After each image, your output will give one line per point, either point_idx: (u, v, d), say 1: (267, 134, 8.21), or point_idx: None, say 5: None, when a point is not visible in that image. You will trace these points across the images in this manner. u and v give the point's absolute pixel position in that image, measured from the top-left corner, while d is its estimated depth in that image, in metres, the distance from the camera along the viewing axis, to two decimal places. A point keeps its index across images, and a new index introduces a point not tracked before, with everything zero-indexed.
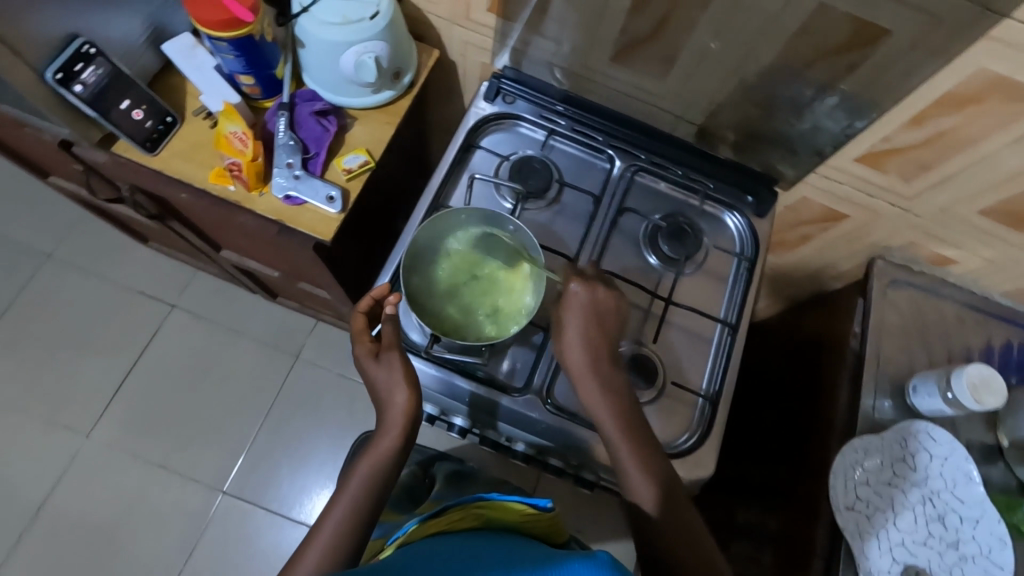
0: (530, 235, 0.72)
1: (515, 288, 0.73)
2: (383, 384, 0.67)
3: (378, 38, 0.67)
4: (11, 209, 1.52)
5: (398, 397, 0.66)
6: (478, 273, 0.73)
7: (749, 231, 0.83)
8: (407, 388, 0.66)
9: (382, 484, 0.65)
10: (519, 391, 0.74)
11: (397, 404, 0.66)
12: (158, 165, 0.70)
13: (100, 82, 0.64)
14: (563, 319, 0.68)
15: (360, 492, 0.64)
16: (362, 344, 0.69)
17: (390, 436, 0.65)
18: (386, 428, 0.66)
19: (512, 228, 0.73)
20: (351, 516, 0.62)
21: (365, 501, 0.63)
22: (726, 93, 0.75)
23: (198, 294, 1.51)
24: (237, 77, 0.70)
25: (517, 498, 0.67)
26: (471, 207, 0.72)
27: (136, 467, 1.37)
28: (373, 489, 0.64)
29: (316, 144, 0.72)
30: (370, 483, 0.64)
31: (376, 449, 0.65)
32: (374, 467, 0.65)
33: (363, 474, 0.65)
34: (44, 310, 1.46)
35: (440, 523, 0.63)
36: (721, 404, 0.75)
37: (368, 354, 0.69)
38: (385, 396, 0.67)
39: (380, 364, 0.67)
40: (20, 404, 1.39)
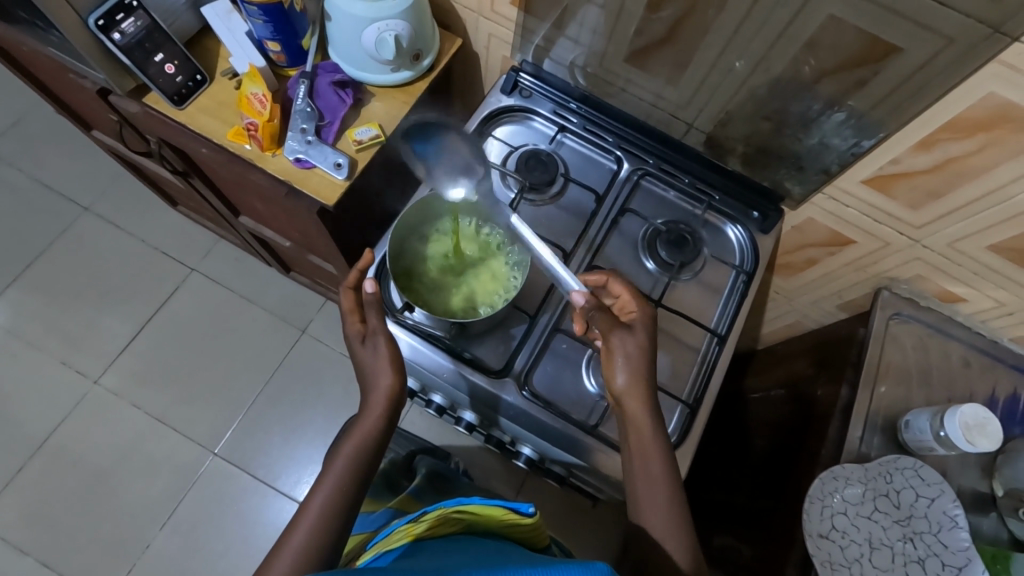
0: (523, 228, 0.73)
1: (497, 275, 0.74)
2: (369, 367, 0.68)
3: (401, 19, 0.70)
4: (58, 160, 1.62)
5: (382, 380, 0.67)
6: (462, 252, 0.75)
7: (750, 244, 0.83)
8: (392, 373, 0.67)
9: (367, 464, 0.66)
10: (498, 373, 0.74)
11: (381, 387, 0.67)
12: (183, 119, 0.74)
13: (138, 33, 0.69)
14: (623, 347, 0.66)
15: (345, 472, 0.63)
16: (352, 324, 0.70)
17: (373, 416, 0.67)
18: (368, 407, 0.67)
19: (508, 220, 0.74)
20: (337, 496, 0.61)
21: (352, 478, 0.63)
22: (737, 102, 0.75)
23: (218, 260, 1.57)
24: (265, 43, 0.73)
25: (498, 500, 0.63)
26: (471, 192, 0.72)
27: (136, 418, 1.42)
28: (358, 468, 0.64)
29: (331, 114, 0.75)
30: (356, 460, 0.64)
31: (360, 428, 0.67)
32: (360, 446, 0.65)
33: (348, 455, 0.65)
34: (75, 258, 1.54)
35: (419, 527, 0.62)
36: (699, 413, 0.74)
37: (357, 336, 0.70)
38: (371, 377, 0.68)
39: (365, 347, 0.69)
40: (40, 342, 1.46)
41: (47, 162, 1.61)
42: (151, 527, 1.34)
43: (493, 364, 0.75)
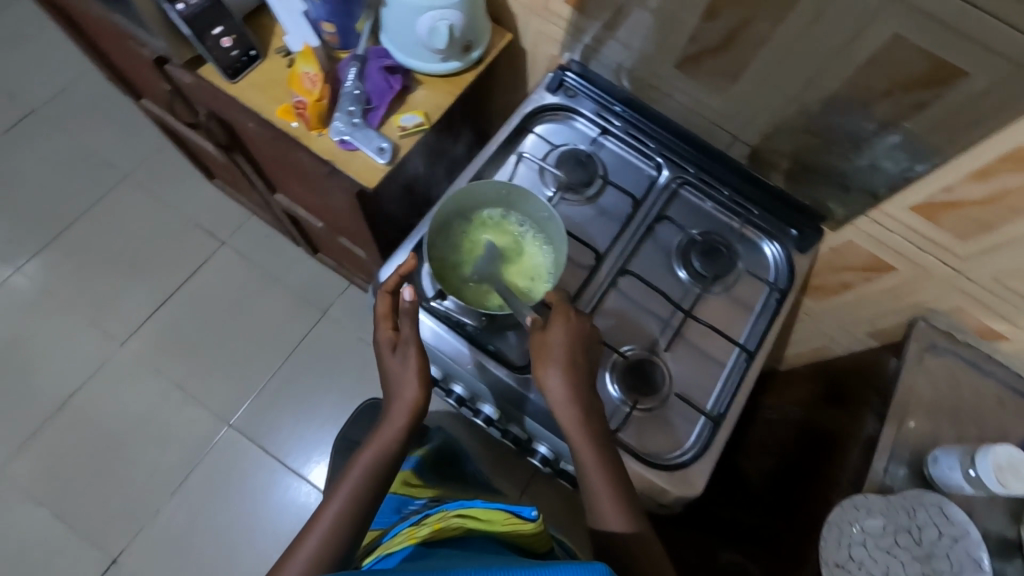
0: (561, 225, 0.71)
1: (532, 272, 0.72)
2: (395, 376, 0.69)
3: (456, 9, 0.71)
4: (104, 127, 1.66)
5: (409, 390, 0.68)
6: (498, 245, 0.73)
7: (786, 262, 0.81)
8: (418, 386, 0.68)
9: (383, 473, 0.68)
10: (521, 368, 0.74)
11: (405, 399, 0.68)
12: (233, 92, 0.76)
13: (200, 5, 0.70)
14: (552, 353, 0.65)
15: (363, 479, 0.66)
16: (385, 331, 0.70)
17: (395, 427, 0.69)
18: (390, 418, 0.69)
19: (546, 216, 0.72)
20: (351, 505, 0.64)
21: (368, 487, 0.66)
22: (785, 113, 0.72)
23: (248, 236, 1.60)
24: (320, 23, 0.74)
25: (500, 505, 0.67)
26: (511, 183, 0.71)
27: (157, 383, 1.45)
28: (378, 475, 0.67)
29: (378, 98, 0.75)
30: (376, 468, 0.67)
31: (380, 438, 0.69)
32: (380, 454, 0.68)
33: (367, 463, 0.67)
34: (111, 223, 1.58)
35: (422, 529, 0.66)
36: (722, 427, 0.72)
37: (387, 344, 0.70)
38: (396, 388, 0.69)
39: (396, 356, 0.69)
40: (71, 303, 1.50)
41: (93, 127, 1.66)
42: (163, 491, 1.37)
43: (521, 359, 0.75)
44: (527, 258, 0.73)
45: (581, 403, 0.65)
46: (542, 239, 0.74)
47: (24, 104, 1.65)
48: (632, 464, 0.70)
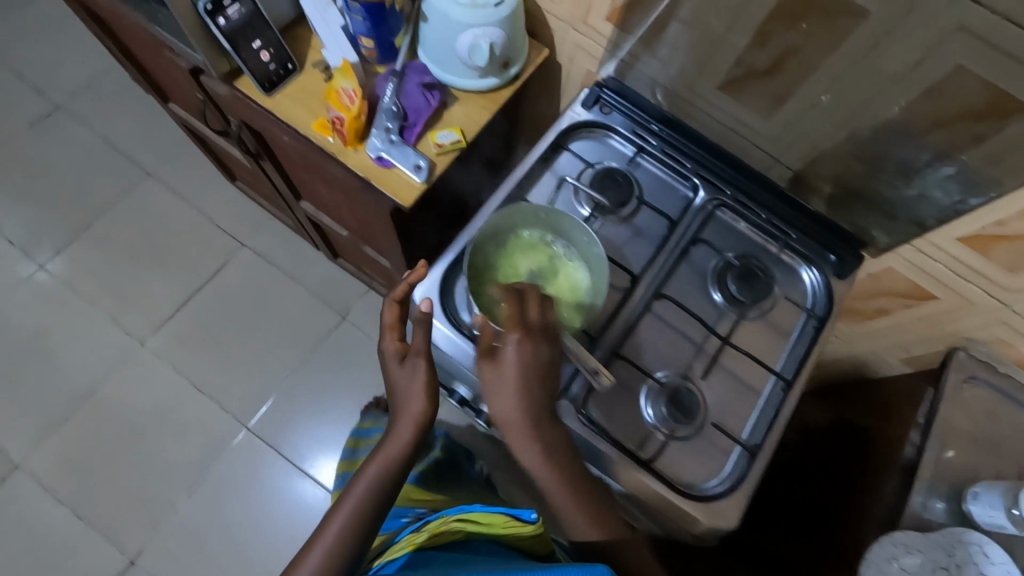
0: (602, 250, 0.71)
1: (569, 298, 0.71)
2: (402, 389, 0.66)
3: (497, 26, 0.70)
4: (123, 122, 1.63)
5: (416, 403, 0.65)
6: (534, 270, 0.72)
7: (824, 289, 0.79)
8: (425, 398, 0.66)
9: (386, 490, 0.64)
10: None
11: (411, 411, 0.65)
12: (270, 105, 0.75)
13: (241, 19, 0.70)
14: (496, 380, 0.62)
15: (365, 498, 0.63)
16: (392, 341, 0.68)
17: (400, 444, 0.65)
18: (396, 431, 0.65)
19: (586, 241, 0.71)
20: (356, 522, 0.61)
21: (371, 507, 0.63)
22: (833, 142, 0.70)
23: (267, 236, 1.58)
24: (359, 39, 0.73)
25: (500, 509, 0.65)
26: (552, 207, 0.71)
27: (175, 383, 1.44)
28: (382, 494, 0.64)
29: (415, 114, 0.74)
30: (377, 487, 0.63)
31: (383, 453, 0.65)
32: (384, 469, 0.64)
33: (371, 476, 0.64)
34: (133, 219, 1.56)
35: (422, 535, 0.63)
36: (759, 459, 0.71)
37: (395, 354, 0.68)
38: (403, 400, 0.66)
39: (403, 367, 0.67)
40: (93, 296, 1.48)
41: (114, 121, 1.62)
42: (180, 492, 1.37)
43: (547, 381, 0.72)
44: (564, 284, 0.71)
45: (533, 421, 0.62)
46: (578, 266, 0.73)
47: (48, 97, 1.62)
48: (664, 492, 0.69)
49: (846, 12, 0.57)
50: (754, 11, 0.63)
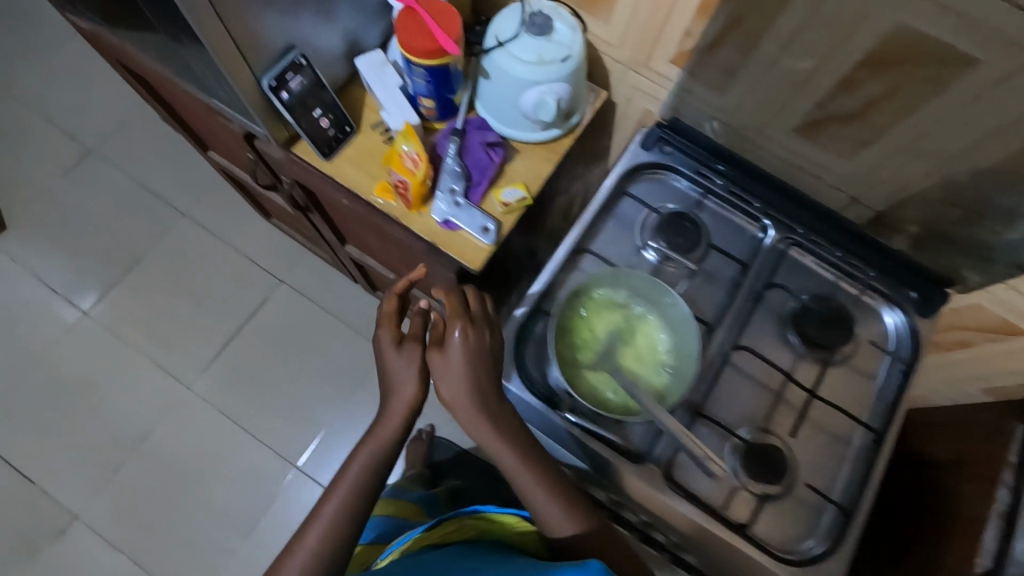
0: (687, 310, 0.69)
1: (653, 365, 0.69)
2: (397, 373, 0.68)
3: (563, 81, 0.67)
4: (155, 163, 1.63)
5: (407, 390, 0.67)
6: (617, 335, 0.70)
7: (910, 332, 0.76)
8: (417, 382, 0.67)
9: (378, 473, 0.67)
10: (641, 458, 0.68)
11: (404, 395, 0.67)
12: (329, 169, 0.73)
13: (302, 89, 0.68)
14: (447, 363, 0.65)
15: (359, 482, 0.65)
16: (387, 329, 0.70)
17: (391, 427, 0.67)
18: (388, 416, 0.68)
19: (670, 302, 0.70)
20: (348, 506, 0.64)
21: (362, 492, 0.65)
22: (926, 187, 0.68)
23: (305, 271, 1.57)
24: (420, 99, 0.71)
25: (511, 510, 0.70)
26: (631, 270, 0.70)
27: (223, 426, 1.44)
28: (373, 480, 0.66)
29: (480, 174, 0.72)
30: (369, 472, 0.66)
31: (377, 436, 0.67)
32: (376, 453, 0.67)
33: (364, 460, 0.66)
34: (172, 262, 1.56)
35: (432, 535, 0.67)
36: (855, 519, 0.69)
37: (390, 341, 0.69)
38: (395, 385, 0.68)
39: (397, 354, 0.69)
40: (136, 342, 1.49)
41: (147, 164, 1.62)
42: (235, 536, 1.38)
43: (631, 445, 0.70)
44: (648, 350, 0.69)
45: (489, 406, 0.65)
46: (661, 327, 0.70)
47: (81, 143, 1.62)
48: (758, 556, 0.67)
49: (952, 59, 0.54)
50: (844, 56, 0.60)
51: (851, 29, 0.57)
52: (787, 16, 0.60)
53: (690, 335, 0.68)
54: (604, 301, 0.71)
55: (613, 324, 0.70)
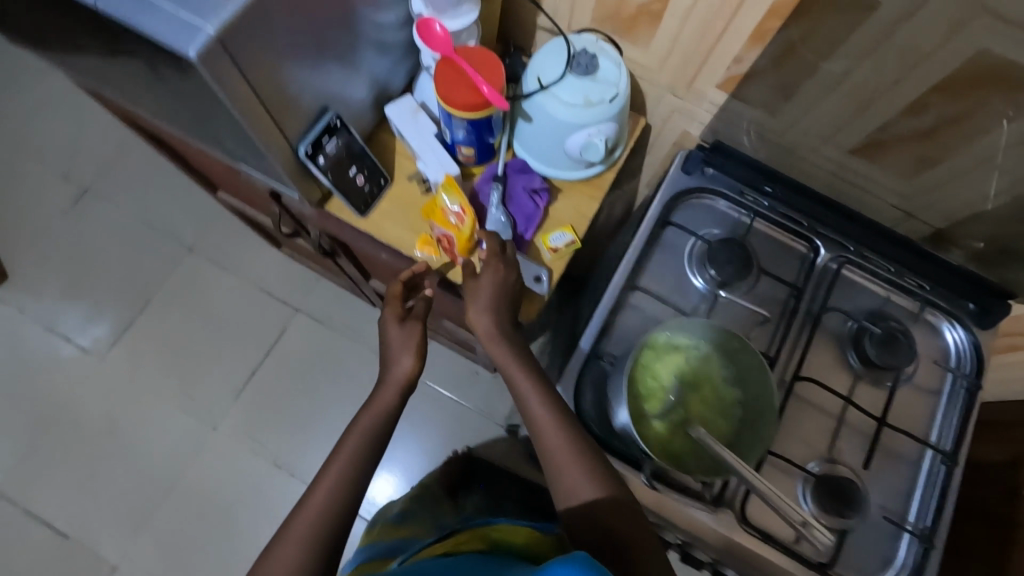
0: (757, 354, 0.66)
1: (725, 413, 0.66)
2: (396, 343, 0.67)
3: (610, 120, 0.64)
4: (155, 197, 1.56)
5: (404, 362, 0.66)
6: (685, 386, 0.66)
7: (972, 348, 0.74)
8: (414, 353, 0.66)
9: (379, 439, 0.63)
10: (714, 501, 0.67)
11: (403, 365, 0.66)
12: (366, 226, 0.70)
13: (337, 151, 0.64)
14: (471, 299, 0.65)
15: (355, 456, 0.61)
16: (392, 306, 0.69)
17: (391, 393, 0.65)
18: (386, 385, 0.66)
19: (735, 346, 0.67)
20: (349, 468, 0.60)
21: (355, 470, 0.60)
22: (995, 207, 0.67)
23: (321, 298, 1.50)
24: (458, 147, 0.68)
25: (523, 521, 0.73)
26: (692, 319, 0.68)
27: (254, 463, 1.39)
28: (369, 454, 0.62)
29: (526, 222, 0.70)
30: (365, 446, 0.62)
31: (377, 404, 0.65)
32: (376, 420, 0.64)
33: (365, 426, 0.63)
34: (183, 298, 1.50)
35: (446, 543, 0.69)
36: (934, 547, 0.68)
37: (394, 316, 0.68)
38: (395, 355, 0.66)
39: (399, 325, 0.68)
40: (157, 382, 1.44)
41: (147, 198, 1.55)
42: None
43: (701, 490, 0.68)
44: (720, 398, 0.66)
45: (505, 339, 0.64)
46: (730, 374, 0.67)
47: (77, 182, 1.55)
48: None
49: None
50: (916, 79, 0.56)
51: (926, 54, 0.54)
52: (853, 39, 0.57)
53: (763, 380, 0.65)
54: (666, 353, 0.67)
55: (679, 375, 0.67)
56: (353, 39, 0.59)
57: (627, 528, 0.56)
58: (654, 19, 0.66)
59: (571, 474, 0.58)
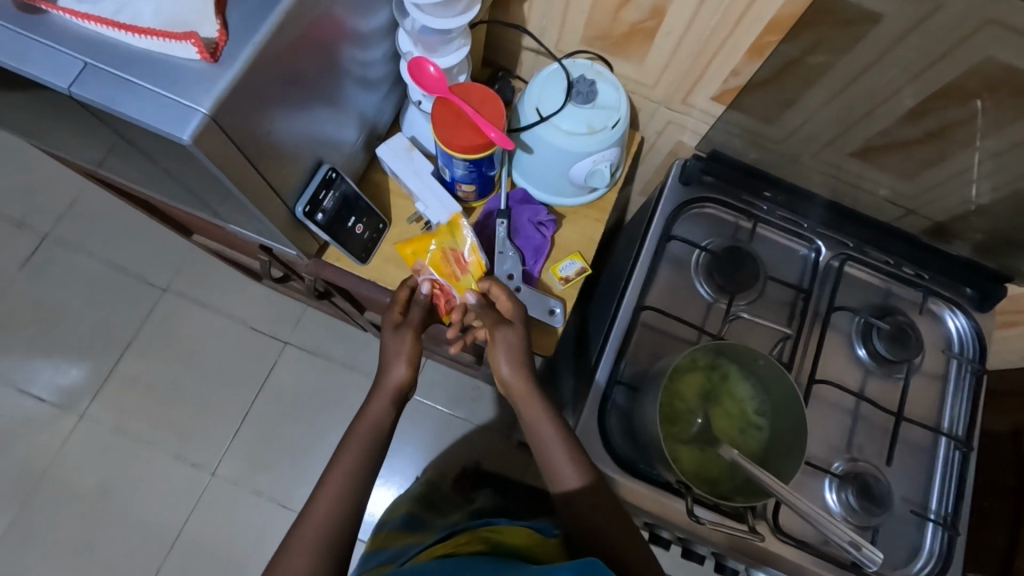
0: (785, 372, 0.64)
1: (747, 429, 0.66)
2: (390, 351, 0.64)
3: (614, 146, 0.64)
4: (114, 236, 1.41)
5: (397, 371, 0.64)
6: (710, 405, 0.66)
7: (974, 334, 0.76)
8: (405, 362, 0.64)
9: (374, 456, 0.62)
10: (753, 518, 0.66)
11: (393, 377, 0.64)
12: (369, 274, 0.69)
13: (335, 204, 0.61)
14: (500, 326, 0.63)
15: (353, 470, 0.60)
16: (391, 313, 0.66)
17: (382, 405, 0.64)
18: (376, 393, 0.65)
19: (760, 362, 0.65)
20: (348, 490, 0.59)
21: (355, 481, 0.60)
22: (993, 201, 0.71)
23: (311, 328, 1.40)
24: (458, 185, 0.66)
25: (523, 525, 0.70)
26: (715, 341, 0.65)
27: (261, 507, 1.28)
28: (368, 464, 0.61)
29: (535, 255, 0.70)
30: (362, 459, 0.61)
31: (370, 415, 0.63)
32: (370, 438, 0.62)
33: (359, 441, 0.62)
34: (164, 344, 1.36)
35: (446, 546, 0.67)
36: (959, 532, 0.70)
37: (391, 323, 0.66)
38: (387, 360, 0.65)
39: (394, 334, 0.64)
40: (151, 437, 1.30)
41: (107, 238, 1.41)
42: None
43: (743, 513, 0.66)
44: (744, 415, 0.66)
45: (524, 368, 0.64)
46: (751, 389, 0.67)
47: (34, 231, 1.40)
48: None
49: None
50: (923, 85, 0.61)
51: (939, 55, 0.57)
52: (862, 52, 0.61)
53: (791, 399, 0.64)
54: (692, 373, 0.66)
55: (702, 394, 0.66)
56: (339, 80, 0.55)
57: (613, 527, 0.59)
58: (648, 36, 0.68)
59: (563, 478, 0.61)
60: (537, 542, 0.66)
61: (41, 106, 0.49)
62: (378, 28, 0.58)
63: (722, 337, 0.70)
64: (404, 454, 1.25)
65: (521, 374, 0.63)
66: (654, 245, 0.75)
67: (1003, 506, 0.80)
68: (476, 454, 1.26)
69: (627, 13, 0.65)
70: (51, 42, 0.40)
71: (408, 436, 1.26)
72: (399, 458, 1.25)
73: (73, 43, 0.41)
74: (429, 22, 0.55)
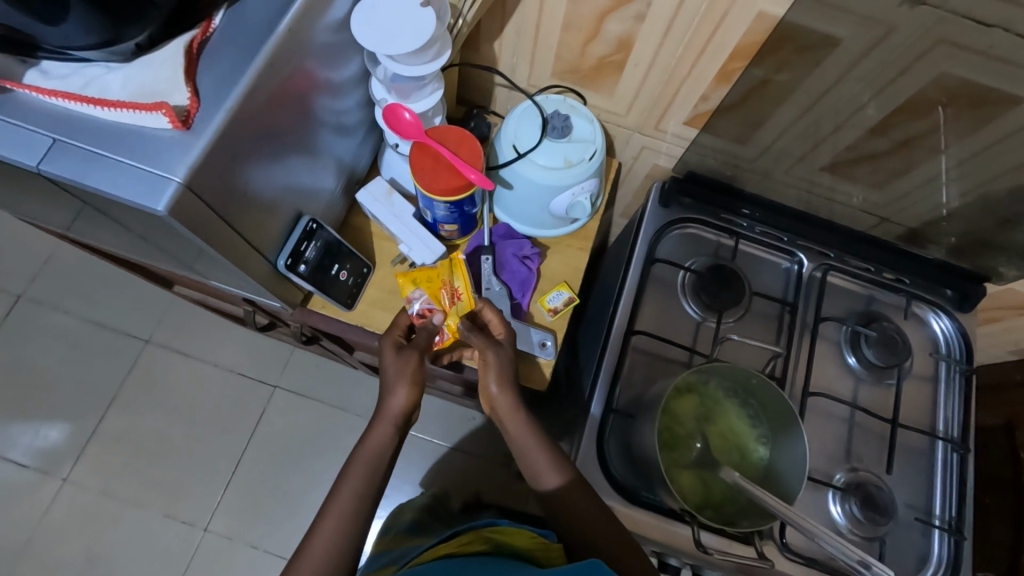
0: (783, 396, 0.63)
1: (745, 450, 0.66)
2: (391, 376, 0.62)
3: (592, 177, 0.65)
4: (92, 290, 1.38)
5: (397, 397, 0.62)
6: (706, 428, 0.66)
7: (958, 334, 0.77)
8: (407, 387, 0.62)
9: (370, 507, 0.60)
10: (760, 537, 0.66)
11: (394, 405, 0.62)
12: (357, 319, 0.68)
13: (318, 253, 0.60)
14: (485, 356, 0.63)
15: (348, 531, 0.58)
16: (393, 335, 0.64)
17: (382, 434, 0.62)
18: (376, 422, 0.63)
19: (755, 381, 0.65)
20: (340, 539, 0.57)
21: (354, 519, 0.58)
22: (964, 205, 0.73)
23: (299, 370, 1.38)
24: (441, 226, 0.67)
25: (528, 525, 0.69)
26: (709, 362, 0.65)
27: (258, 559, 1.24)
28: (368, 511, 0.60)
29: (522, 289, 0.70)
30: (362, 513, 0.59)
31: (369, 443, 0.62)
32: (369, 477, 0.60)
33: (357, 483, 0.60)
34: (149, 397, 1.33)
35: (449, 545, 0.67)
36: (964, 536, 0.70)
37: (392, 345, 0.64)
38: (386, 386, 0.63)
39: (396, 356, 0.63)
40: (138, 497, 1.26)
41: (84, 292, 1.38)
42: None
43: (750, 537, 0.65)
44: (742, 436, 0.66)
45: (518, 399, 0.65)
46: (750, 407, 0.67)
47: (9, 292, 1.37)
48: None
49: (992, 100, 0.58)
50: (886, 100, 0.63)
51: (898, 72, 0.59)
52: (823, 72, 0.63)
53: (792, 421, 0.63)
54: (688, 396, 0.66)
55: (699, 417, 0.66)
56: (315, 129, 0.55)
57: (605, 537, 0.61)
58: (617, 68, 0.69)
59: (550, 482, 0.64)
60: (538, 544, 0.67)
61: (13, 176, 0.49)
62: (351, 77, 0.59)
63: (713, 356, 0.70)
64: (402, 492, 1.22)
65: (518, 408, 0.64)
66: (637, 269, 0.75)
67: (1004, 503, 0.80)
68: (477, 485, 1.24)
69: (594, 48, 0.67)
70: (14, 120, 0.40)
71: (405, 475, 1.24)
72: (399, 496, 1.22)
73: (39, 121, 0.40)
74: (402, 70, 0.56)
